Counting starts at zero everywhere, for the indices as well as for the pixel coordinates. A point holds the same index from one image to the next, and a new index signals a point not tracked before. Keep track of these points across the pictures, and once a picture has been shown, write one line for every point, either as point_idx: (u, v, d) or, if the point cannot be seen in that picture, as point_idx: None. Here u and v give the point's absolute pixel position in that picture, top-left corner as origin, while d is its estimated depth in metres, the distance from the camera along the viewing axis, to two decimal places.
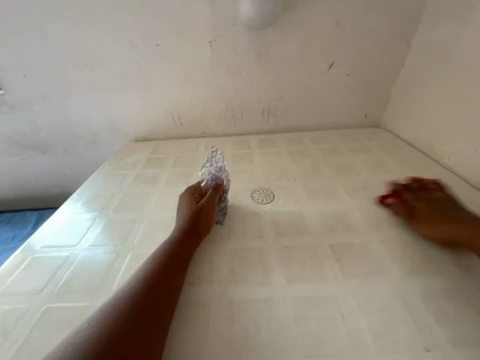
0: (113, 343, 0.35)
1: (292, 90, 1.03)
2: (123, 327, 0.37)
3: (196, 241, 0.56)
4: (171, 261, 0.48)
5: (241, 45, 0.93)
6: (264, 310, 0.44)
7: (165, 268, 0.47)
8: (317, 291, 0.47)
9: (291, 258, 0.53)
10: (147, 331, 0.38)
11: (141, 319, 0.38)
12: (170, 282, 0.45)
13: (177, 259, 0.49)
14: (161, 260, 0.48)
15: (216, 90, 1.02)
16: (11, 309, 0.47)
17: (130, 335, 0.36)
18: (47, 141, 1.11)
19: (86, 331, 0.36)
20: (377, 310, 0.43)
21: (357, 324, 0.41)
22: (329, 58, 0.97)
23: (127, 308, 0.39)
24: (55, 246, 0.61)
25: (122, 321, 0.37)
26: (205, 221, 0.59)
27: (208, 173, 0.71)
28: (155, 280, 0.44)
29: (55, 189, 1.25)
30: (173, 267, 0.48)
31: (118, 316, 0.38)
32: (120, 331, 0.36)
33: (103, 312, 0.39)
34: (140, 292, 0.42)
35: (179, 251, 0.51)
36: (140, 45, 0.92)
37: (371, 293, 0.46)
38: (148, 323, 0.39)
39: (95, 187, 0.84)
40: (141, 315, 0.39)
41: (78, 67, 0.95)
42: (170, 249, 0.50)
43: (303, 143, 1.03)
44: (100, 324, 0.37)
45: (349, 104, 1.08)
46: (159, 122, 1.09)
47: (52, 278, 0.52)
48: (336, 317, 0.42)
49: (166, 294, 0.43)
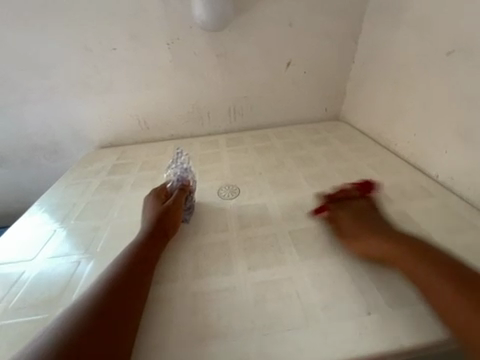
0: (72, 351, 0.34)
1: (255, 89, 1.07)
2: (80, 334, 0.36)
3: (164, 241, 0.56)
4: (136, 263, 0.48)
5: (200, 46, 0.94)
6: (226, 299, 0.46)
7: (129, 270, 0.46)
8: (275, 274, 0.50)
9: (253, 247, 0.56)
10: (106, 335, 0.37)
11: (101, 324, 0.38)
12: (133, 283, 0.45)
13: (142, 261, 0.49)
14: (125, 263, 0.48)
15: (180, 92, 1.02)
16: None
17: (87, 341, 0.35)
18: (1, 153, 1.04)
19: (41, 344, 0.35)
20: (328, 285, 0.47)
21: (310, 299, 0.45)
22: (287, 57, 1.02)
23: (88, 315, 0.38)
24: (11, 262, 0.58)
25: (79, 328, 0.37)
26: (171, 221, 0.59)
27: (174, 175, 0.71)
28: (118, 283, 0.44)
29: (16, 204, 1.17)
30: (137, 268, 0.47)
31: (75, 324, 0.37)
32: (77, 339, 0.35)
33: (60, 323, 0.38)
34: (100, 297, 0.41)
35: (145, 252, 0.51)
36: (95, 49, 0.90)
37: (324, 271, 0.49)
38: (109, 325, 0.38)
39: (57, 197, 0.81)
40: (100, 318, 0.38)
41: (30, 74, 0.91)
42: (135, 252, 0.50)
43: (269, 139, 1.07)
44: (58, 335, 0.36)
45: (309, 100, 1.14)
46: (124, 127, 1.07)
47: (6, 295, 0.50)
48: (291, 296, 0.46)
49: (131, 295, 0.43)
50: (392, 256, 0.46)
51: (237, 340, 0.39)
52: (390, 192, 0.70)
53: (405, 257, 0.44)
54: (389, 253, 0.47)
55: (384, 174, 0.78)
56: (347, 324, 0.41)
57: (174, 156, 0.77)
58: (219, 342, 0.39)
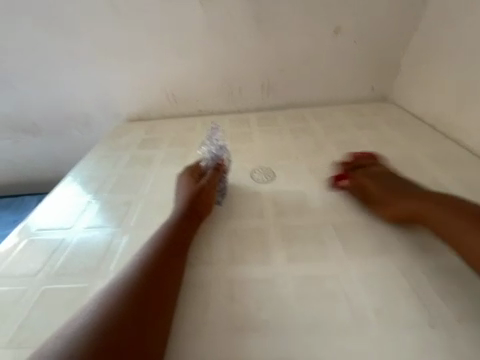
0: (113, 334, 0.33)
1: (295, 61, 0.95)
2: (121, 313, 0.35)
3: (197, 223, 0.54)
4: (170, 245, 0.46)
5: (239, 8, 0.84)
6: (265, 289, 0.43)
7: (164, 253, 0.45)
8: (318, 269, 0.46)
9: (292, 236, 0.52)
10: (147, 315, 0.36)
11: (141, 304, 0.37)
12: (169, 264, 0.43)
13: (176, 243, 0.47)
14: (160, 245, 0.46)
15: (212, 62, 0.94)
16: (9, 291, 0.46)
17: (129, 321, 0.35)
18: (37, 122, 1.06)
19: (85, 318, 0.35)
20: (379, 288, 0.42)
21: (360, 301, 0.41)
22: (336, 24, 0.88)
23: (126, 296, 0.37)
24: (51, 228, 0.59)
25: (121, 307, 0.36)
26: (204, 203, 0.56)
27: (208, 153, 0.67)
28: (153, 266, 0.42)
29: (51, 173, 1.22)
30: (172, 249, 0.46)
31: (116, 301, 0.37)
32: (118, 318, 0.35)
33: (101, 298, 0.38)
34: (138, 276, 0.40)
35: (178, 234, 0.49)
36: (126, 12, 0.83)
37: (373, 271, 0.45)
38: (148, 306, 0.37)
39: (89, 168, 0.81)
40: (140, 298, 0.38)
41: (60, 39, 0.87)
42: (168, 233, 0.48)
43: (306, 119, 0.97)
44: (98, 314, 0.35)
45: (355, 77, 1.00)
46: (153, 100, 1.03)
47: (49, 260, 0.51)
48: (337, 295, 0.42)
49: (167, 278, 0.41)
50: (424, 215, 0.48)
51: (280, 337, 0.37)
52: (451, 188, 0.61)
53: (436, 205, 0.47)
54: (421, 212, 0.48)
55: (443, 167, 0.68)
56: (405, 335, 0.36)
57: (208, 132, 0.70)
58: (259, 336, 0.37)
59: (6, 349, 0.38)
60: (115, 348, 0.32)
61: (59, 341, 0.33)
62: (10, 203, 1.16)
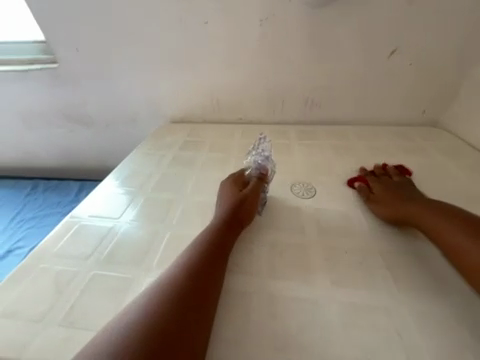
0: (160, 332, 0.34)
1: (344, 78, 0.94)
2: (171, 311, 0.37)
3: (237, 231, 0.54)
4: (213, 250, 0.47)
5: (294, 25, 0.86)
6: (308, 310, 0.42)
7: (207, 257, 0.45)
8: (365, 299, 0.43)
9: (336, 259, 0.50)
10: (193, 316, 0.37)
11: (188, 305, 0.38)
12: (213, 268, 0.44)
13: (218, 249, 0.48)
14: (203, 248, 0.47)
15: (260, 74, 0.96)
16: (62, 271, 0.49)
17: (178, 320, 0.36)
18: (91, 116, 1.16)
19: (136, 311, 0.37)
20: (436, 331, 0.39)
21: (414, 343, 0.37)
22: (392, 44, 0.86)
23: (172, 296, 0.39)
24: (100, 217, 0.63)
25: (170, 305, 0.38)
26: (246, 211, 0.56)
27: (253, 162, 0.67)
28: (197, 269, 0.43)
29: (95, 163, 1.32)
30: (214, 254, 0.46)
31: (162, 300, 0.38)
32: (169, 315, 0.36)
33: (152, 293, 0.40)
34: (185, 277, 0.41)
35: (220, 240, 0.49)
36: (188, 23, 0.89)
37: (429, 311, 0.41)
38: (194, 308, 0.38)
39: (135, 163, 0.86)
40: (185, 300, 0.38)
41: (126, 43, 0.95)
42: (211, 238, 0.49)
43: (347, 138, 0.95)
44: (147, 309, 0.37)
45: (406, 99, 0.96)
46: (197, 105, 1.07)
47: (98, 246, 0.55)
48: (388, 331, 0.39)
49: (209, 283, 0.42)
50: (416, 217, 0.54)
51: None
52: None
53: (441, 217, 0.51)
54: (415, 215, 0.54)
55: None
56: None
57: (256, 141, 0.73)
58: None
59: (59, 326, 0.41)
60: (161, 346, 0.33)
61: (116, 330, 0.35)
62: (57, 185, 1.27)
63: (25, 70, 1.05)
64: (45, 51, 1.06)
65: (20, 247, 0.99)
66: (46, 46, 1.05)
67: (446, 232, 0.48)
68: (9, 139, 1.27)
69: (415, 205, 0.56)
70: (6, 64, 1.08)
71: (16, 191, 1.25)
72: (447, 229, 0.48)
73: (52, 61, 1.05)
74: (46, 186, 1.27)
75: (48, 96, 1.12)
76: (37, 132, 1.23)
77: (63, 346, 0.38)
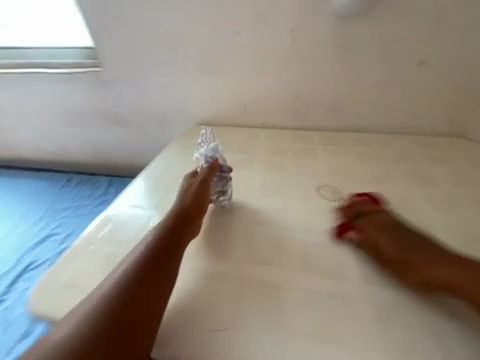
0: (107, 324, 0.41)
1: (371, 87, 0.96)
2: (128, 293, 0.44)
3: (189, 227, 0.57)
4: (162, 250, 0.50)
5: (324, 35, 0.90)
6: (337, 304, 0.49)
7: (156, 256, 0.49)
8: (379, 298, 0.51)
9: (361, 260, 0.57)
10: (148, 295, 0.45)
11: (146, 288, 0.45)
12: (167, 253, 0.50)
13: (169, 249, 0.51)
14: (153, 248, 0.50)
15: (287, 81, 1.00)
16: (111, 254, 0.54)
17: (137, 300, 0.44)
18: (124, 115, 1.24)
19: (91, 307, 0.43)
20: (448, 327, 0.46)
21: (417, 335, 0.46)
22: (421, 55, 0.89)
23: (120, 293, 0.44)
24: (139, 207, 0.68)
25: (129, 289, 0.45)
26: (197, 210, 0.59)
27: (201, 158, 0.67)
28: (146, 268, 0.47)
29: (123, 160, 1.40)
30: (164, 254, 0.50)
31: (113, 298, 0.43)
32: (128, 296, 0.44)
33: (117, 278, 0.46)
34: (133, 276, 0.46)
35: (171, 239, 0.53)
36: (223, 32, 0.96)
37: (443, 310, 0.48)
38: (151, 290, 0.45)
39: (167, 161, 0.92)
40: (133, 296, 0.44)
41: (163, 48, 1.03)
42: (163, 238, 0.52)
43: (372, 145, 0.96)
44: (99, 305, 0.43)
45: (433, 109, 0.96)
46: (223, 108, 1.12)
47: (139, 233, 0.60)
48: (396, 325, 0.47)
49: (156, 281, 0.47)
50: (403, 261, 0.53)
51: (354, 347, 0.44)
52: None
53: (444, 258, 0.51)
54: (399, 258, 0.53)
55: None
56: None
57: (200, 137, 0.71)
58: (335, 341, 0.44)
59: None
60: (111, 335, 0.40)
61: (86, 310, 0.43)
62: (87, 180, 1.35)
63: (70, 73, 1.16)
64: (88, 55, 1.16)
65: (57, 234, 1.07)
66: (90, 51, 1.16)
67: (411, 258, 0.52)
68: (49, 134, 1.38)
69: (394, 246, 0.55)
70: (52, 67, 1.19)
71: (53, 182, 1.35)
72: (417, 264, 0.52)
73: (95, 65, 1.15)
74: (78, 179, 1.36)
75: (88, 97, 1.22)
76: (74, 129, 1.34)
77: None
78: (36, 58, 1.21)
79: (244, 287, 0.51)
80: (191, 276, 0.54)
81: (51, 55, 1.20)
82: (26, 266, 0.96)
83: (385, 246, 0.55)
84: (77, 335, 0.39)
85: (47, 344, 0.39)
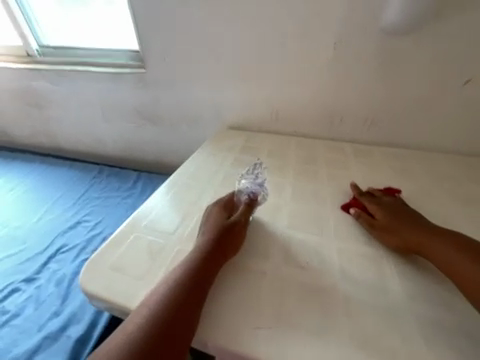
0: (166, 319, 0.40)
1: (409, 104, 0.96)
2: (177, 306, 0.42)
3: (239, 234, 0.56)
4: (214, 252, 0.51)
5: (366, 50, 0.91)
6: (383, 316, 0.45)
7: (208, 258, 0.49)
8: (439, 316, 0.45)
9: (405, 273, 0.53)
10: (195, 309, 0.42)
11: (193, 301, 0.43)
12: (211, 266, 0.49)
13: (220, 251, 0.51)
14: (207, 249, 0.51)
15: (323, 92, 1.02)
16: (153, 241, 0.56)
17: (184, 313, 0.41)
18: (160, 115, 1.31)
19: (153, 301, 0.42)
20: None
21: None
22: (466, 75, 0.87)
23: (179, 289, 0.44)
24: (177, 202, 0.71)
25: (178, 301, 0.42)
26: (236, 236, 0.55)
27: (246, 187, 0.67)
28: (201, 268, 0.48)
29: (153, 157, 1.46)
30: (216, 256, 0.50)
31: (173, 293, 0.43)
32: (179, 309, 0.41)
33: (165, 289, 0.44)
34: (190, 274, 0.46)
35: (223, 243, 0.53)
36: (265, 42, 0.99)
37: None
38: (197, 304, 0.43)
39: (201, 160, 0.95)
40: (189, 295, 0.43)
41: (206, 56, 1.09)
42: (214, 241, 0.52)
43: (407, 161, 0.94)
44: (160, 299, 0.42)
45: (474, 130, 0.94)
46: (256, 115, 1.15)
47: (178, 225, 0.62)
48: (464, 350, 0.41)
49: (207, 281, 0.47)
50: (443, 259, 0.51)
51: None
52: None
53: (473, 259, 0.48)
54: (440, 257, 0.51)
55: None
56: None
57: (252, 168, 0.78)
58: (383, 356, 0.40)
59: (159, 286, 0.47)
60: (169, 332, 0.39)
61: (138, 323, 0.40)
62: (118, 173, 1.43)
63: (116, 72, 1.25)
64: (134, 58, 1.26)
65: (87, 221, 1.13)
66: (136, 54, 1.25)
67: (435, 253, 0.52)
68: (88, 128, 1.48)
69: (436, 243, 0.53)
70: (101, 66, 1.29)
71: (85, 173, 1.43)
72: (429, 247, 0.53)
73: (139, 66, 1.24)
74: (109, 172, 1.43)
75: (129, 95, 1.30)
76: (111, 125, 1.42)
77: None
78: (87, 58, 1.33)
79: (284, 288, 0.49)
80: (229, 270, 0.52)
81: (100, 56, 1.31)
82: (57, 248, 1.01)
83: (424, 246, 0.53)
84: (142, 328, 0.39)
85: (122, 330, 0.39)
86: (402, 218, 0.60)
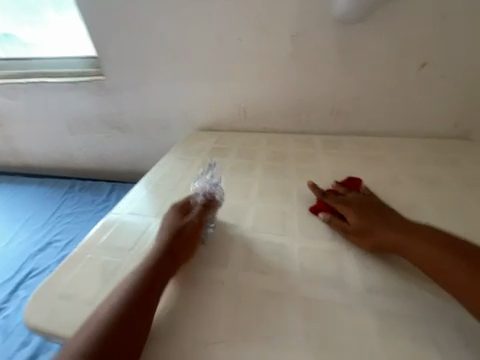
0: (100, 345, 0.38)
1: (372, 92, 0.96)
2: (117, 326, 0.40)
3: (191, 243, 0.54)
4: (161, 266, 0.49)
5: (324, 40, 0.90)
6: (340, 314, 0.45)
7: (154, 273, 0.48)
8: (394, 308, 0.46)
9: (365, 266, 0.53)
10: (138, 327, 0.41)
11: (135, 317, 0.42)
12: (156, 279, 0.47)
13: (167, 264, 0.50)
14: (152, 264, 0.49)
15: (288, 87, 1.01)
16: (108, 261, 0.54)
17: (126, 331, 0.40)
18: (127, 122, 1.26)
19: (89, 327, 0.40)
20: (461, 338, 0.42)
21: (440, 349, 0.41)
22: (422, 59, 0.88)
23: (116, 311, 0.42)
24: (139, 214, 0.68)
25: (119, 320, 0.41)
26: (188, 245, 0.54)
27: (200, 188, 0.64)
28: (145, 284, 0.46)
29: (126, 166, 1.41)
30: (163, 270, 0.49)
31: (110, 316, 0.41)
32: (115, 332, 0.39)
33: (106, 309, 0.42)
34: (132, 291, 0.45)
35: (171, 254, 0.51)
36: (224, 40, 0.97)
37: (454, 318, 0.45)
38: (139, 320, 0.42)
39: (167, 166, 0.91)
40: (128, 315, 0.41)
41: (166, 58, 1.05)
42: (162, 253, 0.51)
43: (375, 148, 0.95)
44: (96, 324, 0.40)
45: (436, 113, 0.96)
46: (224, 114, 1.12)
47: (137, 241, 0.59)
48: (415, 339, 0.42)
49: (152, 297, 0.45)
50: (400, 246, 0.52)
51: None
52: None
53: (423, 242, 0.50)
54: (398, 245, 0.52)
55: None
56: None
57: (206, 168, 0.70)
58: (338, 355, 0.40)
59: None
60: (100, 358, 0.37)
61: (71, 351, 0.38)
62: (90, 186, 1.37)
63: (75, 82, 1.19)
64: (93, 65, 1.20)
65: (58, 241, 1.08)
66: (94, 61, 1.19)
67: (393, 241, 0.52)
68: (54, 142, 1.41)
69: (393, 232, 0.53)
70: (59, 77, 1.23)
71: (57, 189, 1.36)
72: (378, 231, 0.54)
73: (99, 74, 1.18)
74: (81, 186, 1.36)
75: (92, 104, 1.24)
76: (78, 136, 1.36)
77: None
78: (44, 69, 1.25)
79: (244, 296, 0.48)
80: (185, 283, 0.51)
81: (57, 65, 1.24)
82: (27, 273, 0.97)
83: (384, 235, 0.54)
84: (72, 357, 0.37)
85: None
86: (363, 208, 0.59)
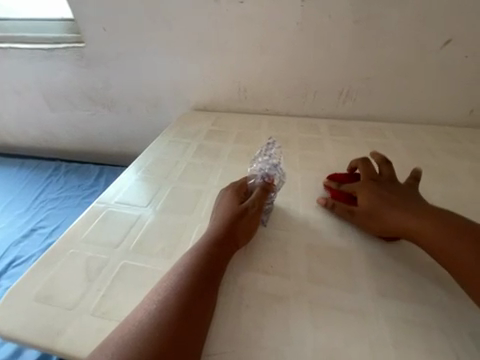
0: (160, 336, 0.33)
1: (386, 71, 0.87)
2: (176, 325, 0.35)
3: (247, 230, 0.49)
4: (220, 252, 0.44)
5: (338, 7, 0.79)
6: (351, 322, 0.39)
7: (212, 259, 0.43)
8: (416, 315, 0.40)
9: (380, 267, 0.47)
10: (195, 328, 0.35)
11: (193, 315, 0.36)
12: (214, 272, 0.42)
13: (224, 250, 0.45)
14: (208, 249, 0.44)
15: (293, 62, 0.90)
16: (92, 258, 0.48)
17: (185, 333, 0.34)
18: (113, 98, 1.13)
19: (144, 315, 0.36)
20: None
21: None
22: (447, 34, 0.78)
23: (175, 299, 0.37)
24: (127, 204, 0.61)
25: (173, 317, 0.35)
26: (245, 229, 0.49)
27: (259, 170, 0.58)
28: (203, 271, 0.41)
29: (115, 148, 1.30)
30: (221, 257, 0.44)
31: (171, 304, 0.37)
32: (178, 321, 0.35)
33: (154, 303, 0.37)
34: (190, 276, 0.40)
35: (227, 241, 0.46)
36: (222, 2, 0.83)
37: None
38: (196, 318, 0.36)
39: (160, 150, 0.82)
40: (189, 303, 0.37)
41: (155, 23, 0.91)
42: (219, 238, 0.46)
43: (384, 135, 0.88)
44: (154, 312, 0.36)
45: (452, 97, 0.88)
46: (222, 93, 1.01)
47: (126, 234, 0.53)
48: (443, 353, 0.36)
49: (212, 285, 0.40)
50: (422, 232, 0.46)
51: None
52: None
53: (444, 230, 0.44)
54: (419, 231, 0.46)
55: None
56: None
57: (264, 147, 0.63)
58: None
59: (92, 315, 0.40)
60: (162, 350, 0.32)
61: (121, 341, 0.33)
62: (78, 168, 1.27)
63: (51, 49, 1.04)
64: (71, 28, 1.04)
65: (44, 227, 1.01)
66: (72, 25, 1.03)
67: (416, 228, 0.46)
68: (33, 118, 1.27)
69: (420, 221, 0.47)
70: (32, 42, 1.07)
71: (40, 171, 1.26)
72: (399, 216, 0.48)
73: (78, 39, 1.03)
74: (67, 168, 1.27)
75: (72, 77, 1.10)
76: (58, 113, 1.23)
77: (97, 336, 0.37)
78: (15, 32, 1.09)
79: (244, 300, 0.41)
80: None
81: (29, 28, 1.08)
82: (10, 262, 0.91)
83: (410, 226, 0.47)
84: (131, 347, 0.32)
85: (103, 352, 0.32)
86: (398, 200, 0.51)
